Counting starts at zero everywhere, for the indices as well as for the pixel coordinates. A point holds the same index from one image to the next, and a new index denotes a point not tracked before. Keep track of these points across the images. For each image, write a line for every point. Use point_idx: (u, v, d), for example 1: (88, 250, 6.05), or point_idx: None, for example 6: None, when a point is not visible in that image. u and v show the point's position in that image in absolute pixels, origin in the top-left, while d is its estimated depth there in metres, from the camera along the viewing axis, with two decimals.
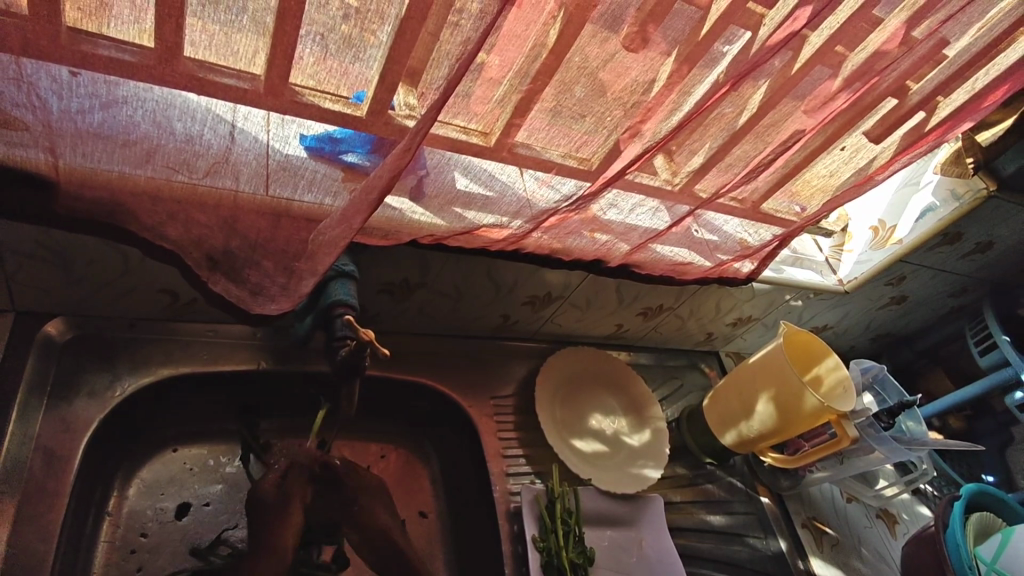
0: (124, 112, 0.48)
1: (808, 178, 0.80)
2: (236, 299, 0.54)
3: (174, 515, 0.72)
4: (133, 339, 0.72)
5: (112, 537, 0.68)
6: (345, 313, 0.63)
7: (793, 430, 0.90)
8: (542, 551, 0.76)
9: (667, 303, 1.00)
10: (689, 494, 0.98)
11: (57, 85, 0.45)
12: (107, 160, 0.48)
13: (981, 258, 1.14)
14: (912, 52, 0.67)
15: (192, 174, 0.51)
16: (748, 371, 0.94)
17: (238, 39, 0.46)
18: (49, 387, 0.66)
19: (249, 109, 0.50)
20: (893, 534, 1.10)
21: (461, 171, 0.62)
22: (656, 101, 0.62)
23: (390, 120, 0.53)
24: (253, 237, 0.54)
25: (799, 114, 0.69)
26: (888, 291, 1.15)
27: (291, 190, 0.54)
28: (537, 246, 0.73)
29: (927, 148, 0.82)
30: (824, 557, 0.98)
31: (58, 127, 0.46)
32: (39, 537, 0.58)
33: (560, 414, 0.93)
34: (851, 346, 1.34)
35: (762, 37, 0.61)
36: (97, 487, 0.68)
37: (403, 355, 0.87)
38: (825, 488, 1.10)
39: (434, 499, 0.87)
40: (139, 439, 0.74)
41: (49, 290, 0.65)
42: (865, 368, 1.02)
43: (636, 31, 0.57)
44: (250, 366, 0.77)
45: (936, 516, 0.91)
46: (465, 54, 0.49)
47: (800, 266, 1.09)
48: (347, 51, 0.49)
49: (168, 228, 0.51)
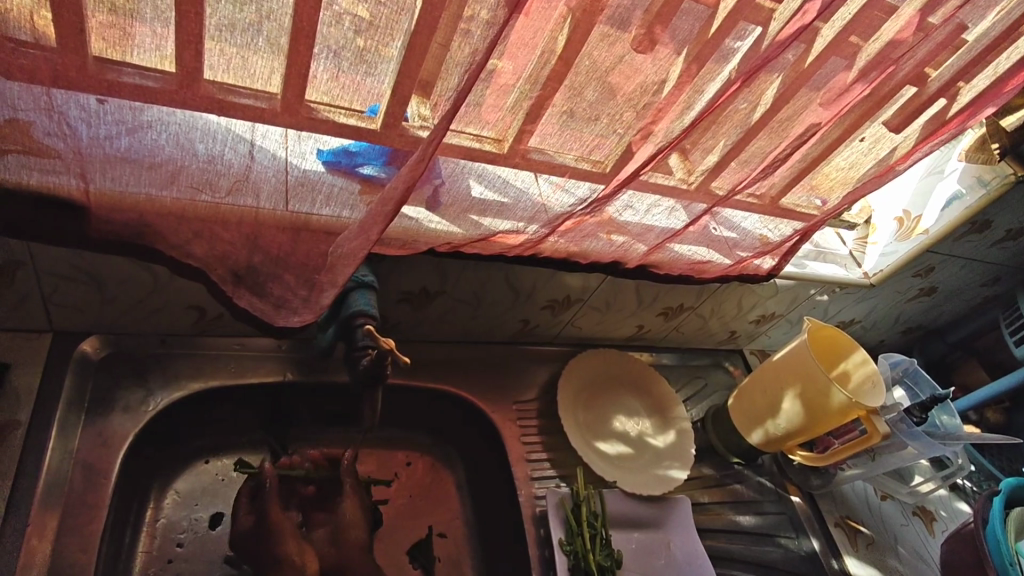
0: (149, 136, 0.49)
1: (828, 171, 0.79)
2: (260, 312, 0.57)
3: (208, 526, 0.74)
4: (164, 354, 0.74)
5: (150, 547, 0.70)
6: (366, 323, 0.63)
7: (821, 426, 0.89)
8: (569, 554, 0.76)
9: (687, 302, 1.00)
10: (717, 495, 0.97)
11: (85, 113, 0.47)
12: (134, 183, 0.50)
13: (1012, 246, 1.11)
14: (928, 39, 0.66)
15: (215, 194, 0.52)
16: (774, 369, 0.93)
17: (255, 60, 0.47)
18: (87, 402, 0.68)
19: (268, 127, 0.52)
20: (931, 532, 1.08)
21: (476, 179, 0.63)
22: (667, 101, 0.62)
23: (404, 132, 0.54)
24: (274, 252, 0.56)
25: (814, 107, 0.68)
26: (916, 282, 1.13)
27: (310, 204, 0.55)
28: (554, 251, 0.74)
29: (948, 136, 0.81)
30: (859, 557, 0.96)
31: (88, 153, 0.48)
32: (81, 548, 0.61)
33: (583, 418, 0.92)
34: (882, 340, 1.31)
35: (773, 32, 0.60)
36: (134, 499, 0.70)
37: (424, 362, 0.88)
38: (858, 485, 1.08)
39: (461, 504, 0.88)
40: (172, 452, 0.76)
41: (83, 310, 0.67)
42: (895, 362, 1.00)
43: (643, 33, 0.57)
44: (277, 378, 0.79)
45: (975, 512, 0.89)
46: (474, 65, 0.50)
47: (822, 260, 1.08)
48: (361, 67, 0.50)
49: (194, 246, 0.53)
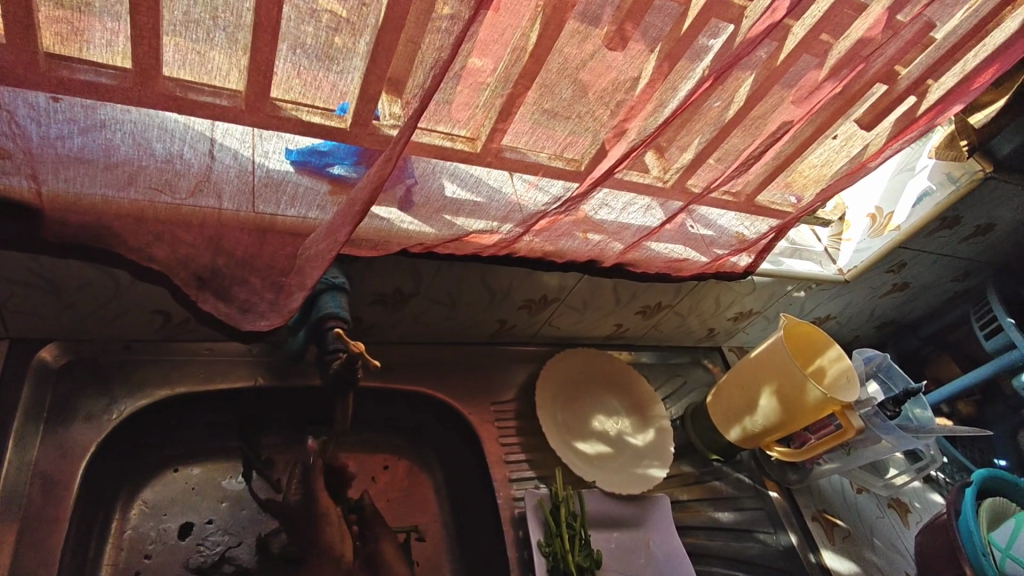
0: (104, 135, 0.47)
1: (803, 168, 0.80)
2: (225, 317, 0.54)
3: (177, 536, 0.72)
4: (130, 360, 0.72)
5: (115, 559, 0.68)
6: (337, 326, 0.62)
7: (797, 422, 0.90)
8: (548, 556, 0.76)
9: (665, 301, 1.00)
10: (696, 492, 0.97)
11: (34, 112, 0.45)
12: (89, 184, 0.48)
13: (981, 241, 1.13)
14: (897, 36, 0.66)
15: (176, 195, 0.51)
16: (751, 366, 0.93)
17: (214, 56, 0.45)
18: (46, 413, 0.66)
19: (229, 125, 0.50)
20: (905, 523, 1.09)
21: (448, 178, 0.62)
22: (640, 99, 0.61)
23: (374, 131, 0.53)
24: (239, 255, 0.54)
25: (786, 105, 0.68)
26: (889, 278, 1.14)
27: (274, 205, 0.54)
28: (530, 250, 0.73)
29: (918, 134, 0.82)
30: (835, 550, 0.97)
31: (39, 153, 0.46)
32: (40, 563, 0.58)
33: (562, 418, 0.92)
34: (857, 335, 1.33)
35: (745, 29, 0.60)
36: (99, 510, 0.68)
37: (401, 364, 0.87)
38: (834, 479, 1.09)
39: (439, 507, 0.87)
40: (139, 461, 0.74)
41: (42, 317, 0.65)
42: (868, 357, 1.01)
43: (614, 30, 0.56)
44: (248, 383, 0.77)
45: (949, 504, 0.90)
46: (441, 61, 0.49)
47: (798, 257, 1.09)
48: (326, 64, 0.48)
49: (156, 249, 0.51)
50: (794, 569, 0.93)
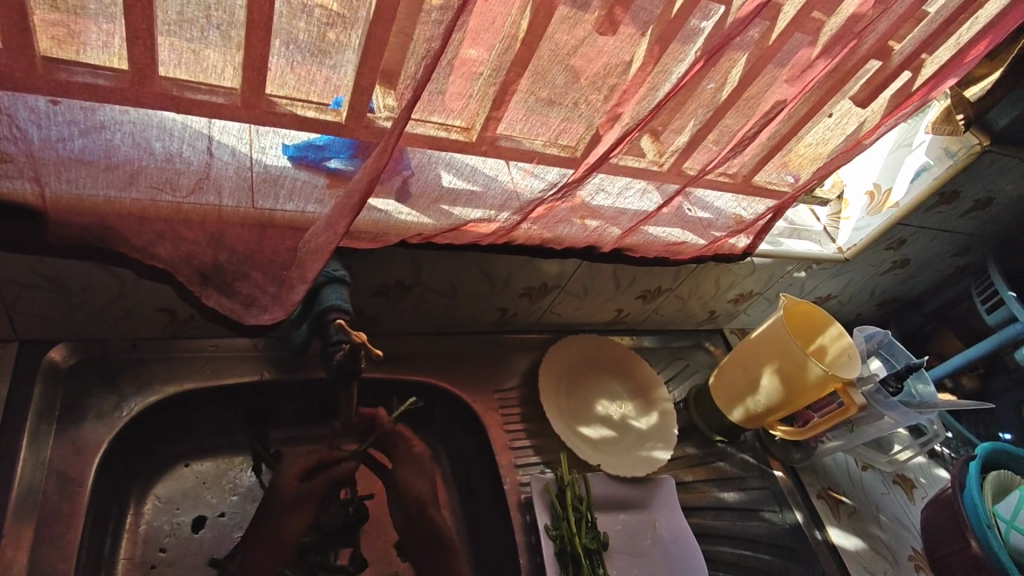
0: (103, 136, 0.48)
1: (798, 148, 0.80)
2: (229, 312, 0.55)
3: (191, 529, 0.73)
4: (137, 358, 0.73)
5: (132, 553, 0.70)
6: (339, 317, 0.63)
7: (800, 401, 0.90)
8: (555, 539, 0.77)
9: (665, 285, 1.01)
10: (702, 473, 0.98)
11: (35, 115, 0.46)
12: (92, 185, 0.49)
13: (980, 215, 1.13)
14: (889, 12, 0.66)
15: (176, 193, 0.52)
16: (753, 346, 0.93)
17: (208, 54, 0.46)
18: (58, 412, 0.67)
19: (226, 122, 0.50)
20: (911, 498, 1.10)
21: (444, 168, 0.62)
22: (632, 83, 0.62)
23: (370, 123, 0.54)
24: (241, 250, 0.55)
25: (780, 84, 0.68)
26: (889, 256, 1.15)
27: (273, 200, 0.55)
28: (527, 237, 0.74)
29: (913, 109, 0.82)
30: (841, 526, 0.98)
31: (41, 156, 0.47)
32: (60, 558, 0.60)
33: (566, 403, 0.93)
34: (858, 313, 1.33)
35: (735, 9, 0.59)
36: (114, 506, 0.70)
37: (405, 354, 0.88)
38: (838, 457, 1.10)
39: (447, 493, 0.88)
40: (152, 456, 0.75)
41: (50, 319, 0.66)
42: (869, 334, 1.01)
43: (604, 14, 0.56)
44: (255, 377, 0.78)
45: (952, 477, 0.90)
46: (432, 52, 0.49)
47: (798, 237, 1.09)
48: (320, 59, 0.49)
49: (158, 248, 0.52)
50: (801, 546, 0.94)
